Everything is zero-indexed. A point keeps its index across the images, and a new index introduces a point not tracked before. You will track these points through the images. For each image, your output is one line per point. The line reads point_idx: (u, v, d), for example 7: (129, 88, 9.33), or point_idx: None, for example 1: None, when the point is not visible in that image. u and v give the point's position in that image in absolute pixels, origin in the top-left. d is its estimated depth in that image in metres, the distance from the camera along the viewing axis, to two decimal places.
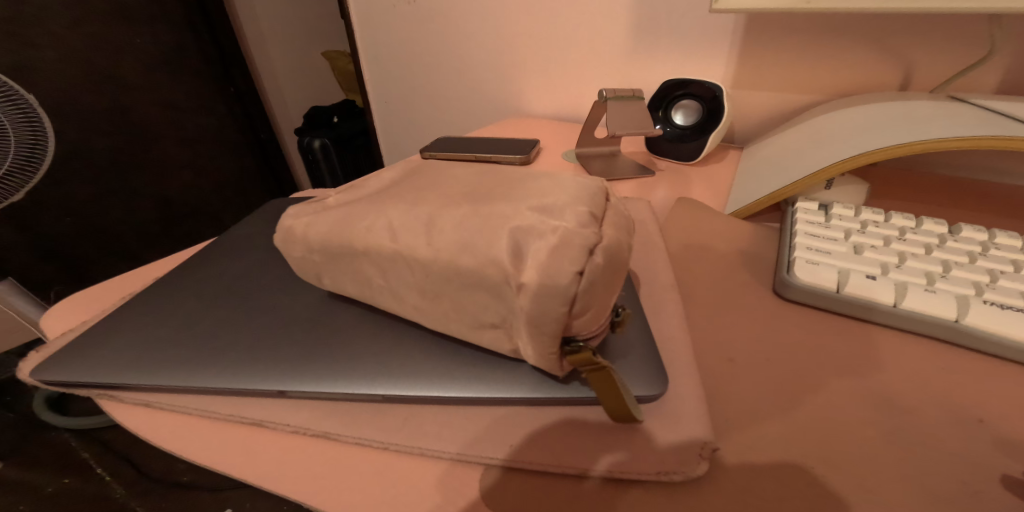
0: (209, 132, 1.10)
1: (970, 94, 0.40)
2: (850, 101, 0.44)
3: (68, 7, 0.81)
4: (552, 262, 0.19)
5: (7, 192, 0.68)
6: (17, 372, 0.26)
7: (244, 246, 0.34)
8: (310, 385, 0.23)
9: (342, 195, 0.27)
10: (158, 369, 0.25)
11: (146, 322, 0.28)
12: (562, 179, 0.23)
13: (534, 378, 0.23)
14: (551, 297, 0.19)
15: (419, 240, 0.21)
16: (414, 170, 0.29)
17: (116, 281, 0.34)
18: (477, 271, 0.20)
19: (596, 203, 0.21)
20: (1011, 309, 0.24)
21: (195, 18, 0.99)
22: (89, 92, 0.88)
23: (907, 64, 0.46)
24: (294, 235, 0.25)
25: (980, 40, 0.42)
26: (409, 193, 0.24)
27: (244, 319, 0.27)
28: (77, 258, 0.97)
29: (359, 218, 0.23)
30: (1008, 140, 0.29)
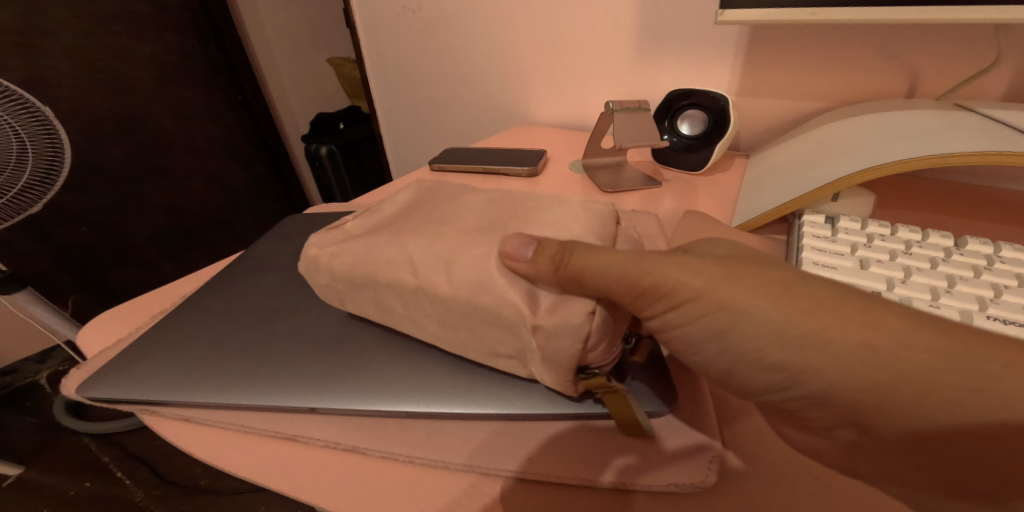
0: (220, 141, 1.12)
1: (976, 103, 0.41)
2: (856, 111, 0.44)
3: (80, 19, 0.83)
4: (565, 304, 0.21)
5: (29, 201, 0.72)
6: (60, 389, 0.27)
7: (264, 263, 0.35)
8: (337, 402, 0.24)
9: (360, 221, 0.28)
10: (194, 385, 0.26)
11: (179, 339, 0.29)
12: (573, 208, 0.24)
13: (551, 397, 0.24)
14: (567, 335, 0.20)
15: (439, 276, 0.22)
16: (426, 192, 0.30)
17: (143, 297, 0.35)
18: (496, 308, 0.21)
19: (606, 235, 0.23)
20: (1014, 324, 0.24)
21: (204, 27, 1.01)
22: (101, 102, 0.90)
23: (912, 72, 0.46)
24: (317, 264, 0.26)
25: (985, 47, 0.42)
26: (426, 223, 0.25)
27: (271, 337, 0.28)
28: (92, 265, 0.99)
29: (379, 249, 0.24)
30: (1010, 156, 0.29)
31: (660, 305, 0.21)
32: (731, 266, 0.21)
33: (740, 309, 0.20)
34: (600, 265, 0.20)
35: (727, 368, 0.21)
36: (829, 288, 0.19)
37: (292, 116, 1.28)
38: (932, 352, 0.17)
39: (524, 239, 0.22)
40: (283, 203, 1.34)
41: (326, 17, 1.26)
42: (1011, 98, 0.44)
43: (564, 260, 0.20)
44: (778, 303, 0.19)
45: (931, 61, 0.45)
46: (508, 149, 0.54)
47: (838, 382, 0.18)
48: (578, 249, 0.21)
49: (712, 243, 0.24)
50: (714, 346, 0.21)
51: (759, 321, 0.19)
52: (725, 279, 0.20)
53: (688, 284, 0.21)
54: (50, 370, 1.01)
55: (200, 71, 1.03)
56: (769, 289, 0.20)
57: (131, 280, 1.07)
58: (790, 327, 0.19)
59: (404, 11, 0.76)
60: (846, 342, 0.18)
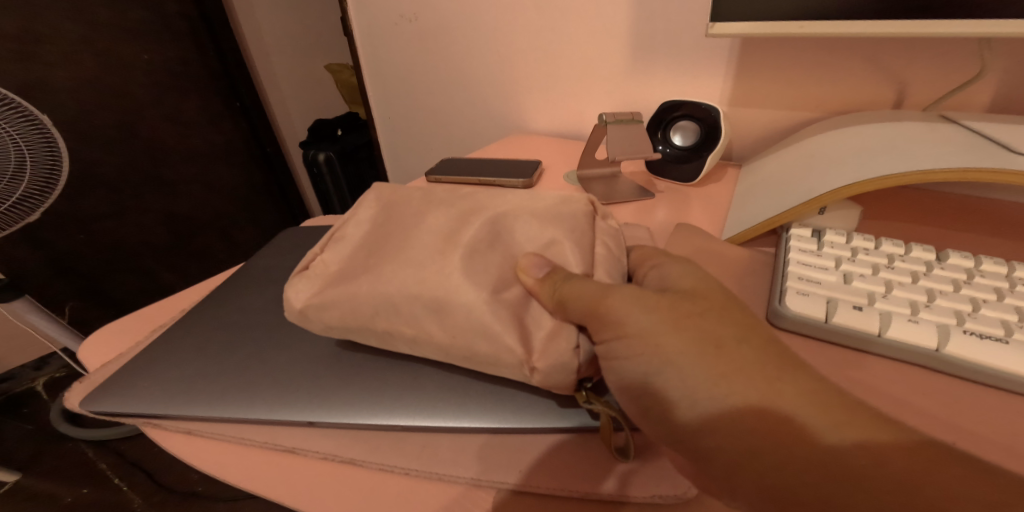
0: (218, 148, 1.12)
1: (961, 114, 0.42)
2: (844, 122, 0.45)
3: (77, 26, 0.84)
4: (553, 346, 0.23)
5: (26, 211, 0.72)
6: (65, 403, 0.28)
7: (263, 275, 0.36)
8: (337, 416, 0.24)
9: (331, 256, 0.28)
10: (196, 399, 0.26)
11: (182, 353, 0.29)
12: (552, 225, 0.28)
13: (547, 409, 0.24)
14: (561, 371, 0.23)
15: (435, 326, 0.24)
16: (387, 211, 0.31)
17: (146, 311, 0.35)
18: (495, 355, 0.23)
19: (585, 255, 0.26)
20: (991, 338, 0.24)
21: (201, 33, 1.01)
22: (98, 108, 0.90)
23: (901, 83, 0.47)
24: (305, 316, 0.27)
25: (970, 60, 0.43)
26: (402, 262, 0.26)
27: (272, 352, 0.28)
28: (89, 273, 0.99)
29: (368, 296, 0.25)
30: (992, 172, 0.30)
31: (606, 332, 0.23)
32: (677, 317, 0.24)
33: (670, 357, 0.23)
34: (582, 290, 0.24)
35: (642, 409, 0.23)
36: (752, 356, 0.23)
37: (290, 123, 1.29)
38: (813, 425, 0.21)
39: (542, 259, 0.26)
40: (281, 210, 1.34)
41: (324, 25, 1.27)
42: (997, 109, 0.45)
43: (558, 289, 0.24)
44: (702, 359, 0.22)
45: (919, 72, 0.46)
46: (503, 159, 0.55)
47: (723, 441, 0.21)
48: (575, 276, 0.24)
49: (681, 272, 0.27)
50: (637, 385, 0.23)
51: (684, 372, 0.22)
52: (667, 327, 0.23)
53: (637, 323, 0.23)
54: (47, 377, 1.01)
55: (199, 78, 1.04)
56: (701, 347, 0.23)
57: (128, 287, 1.07)
58: (708, 381, 0.22)
59: (401, 19, 0.77)
60: (751, 400, 0.21)
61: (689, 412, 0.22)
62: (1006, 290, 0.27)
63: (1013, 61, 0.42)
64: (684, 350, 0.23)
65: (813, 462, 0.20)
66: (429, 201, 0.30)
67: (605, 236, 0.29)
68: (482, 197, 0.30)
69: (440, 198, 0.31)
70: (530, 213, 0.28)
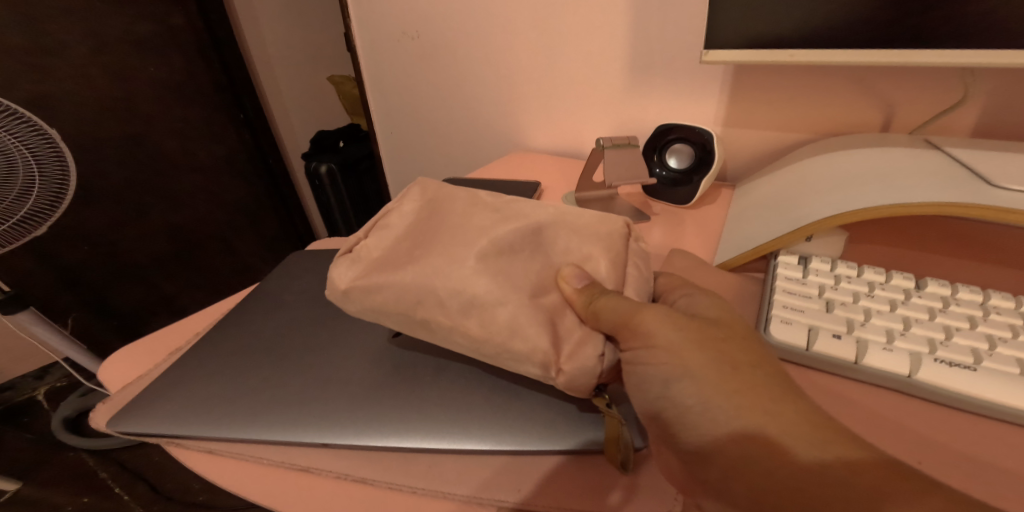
0: (222, 160, 1.14)
1: (945, 139, 0.44)
2: (833, 145, 0.47)
3: (86, 38, 0.86)
4: (581, 351, 0.25)
5: (32, 225, 0.73)
6: (91, 424, 0.29)
7: (273, 298, 0.37)
8: (351, 438, 0.25)
9: (375, 242, 0.29)
10: (217, 420, 0.27)
11: (194, 378, 0.30)
12: (591, 242, 0.29)
13: (551, 431, 0.26)
14: (586, 374, 0.25)
15: (472, 322, 0.26)
16: (432, 207, 0.31)
17: (161, 333, 0.36)
18: (528, 353, 0.25)
19: (620, 270, 0.28)
20: (960, 367, 0.26)
21: (207, 46, 1.03)
22: (104, 119, 0.92)
23: (889, 107, 0.49)
24: (348, 296, 0.28)
25: (953, 87, 0.45)
26: (446, 257, 0.27)
27: (288, 374, 0.29)
28: (92, 283, 1.01)
29: (410, 288, 0.27)
30: (967, 208, 0.31)
31: (635, 342, 0.25)
32: (703, 336, 0.26)
33: (692, 368, 0.25)
34: (615, 304, 0.25)
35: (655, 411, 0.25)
36: (769, 377, 0.25)
37: (292, 135, 1.32)
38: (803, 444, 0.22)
39: (583, 272, 0.27)
40: (282, 222, 1.34)
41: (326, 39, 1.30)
42: (978, 132, 0.47)
43: (592, 301, 0.25)
44: (723, 374, 0.24)
45: (904, 97, 0.48)
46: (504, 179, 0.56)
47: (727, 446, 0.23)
48: (608, 293, 0.26)
49: (710, 301, 0.29)
50: (657, 389, 0.25)
51: (701, 383, 0.24)
52: (695, 342, 0.26)
53: (664, 335, 0.25)
54: (49, 387, 1.01)
55: (203, 91, 1.06)
56: (720, 365, 0.25)
57: (130, 297, 1.08)
58: (722, 393, 0.24)
59: (405, 37, 0.79)
60: (758, 416, 0.23)
61: (699, 417, 0.24)
62: (978, 318, 0.29)
63: (991, 87, 0.44)
64: (707, 365, 0.25)
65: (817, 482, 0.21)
66: (474, 203, 0.31)
67: (637, 256, 0.29)
68: (527, 206, 0.30)
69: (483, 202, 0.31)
70: (573, 225, 0.29)
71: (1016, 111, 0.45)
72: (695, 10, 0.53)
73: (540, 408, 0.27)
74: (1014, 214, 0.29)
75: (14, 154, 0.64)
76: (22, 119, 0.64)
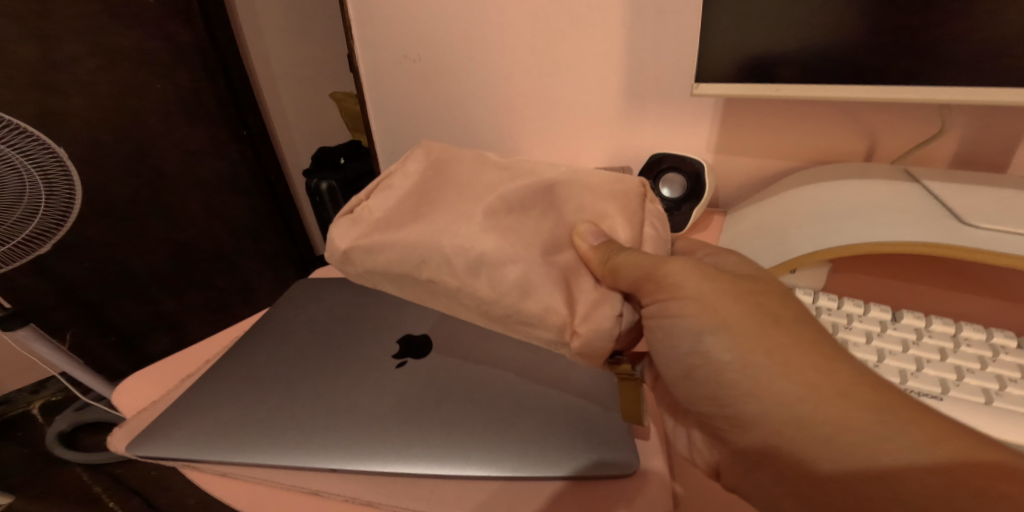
0: (225, 176, 1.15)
1: (925, 171, 0.46)
2: (819, 174, 0.49)
3: (95, 57, 0.87)
4: (595, 310, 0.30)
5: (36, 243, 0.75)
6: (110, 447, 0.33)
7: (280, 334, 0.41)
8: (354, 464, 0.30)
9: (376, 204, 0.35)
10: (233, 447, 0.31)
11: (213, 407, 0.35)
12: (607, 201, 0.33)
13: (529, 457, 0.30)
14: (600, 333, 0.30)
15: (483, 284, 0.31)
16: (437, 167, 0.36)
17: (170, 360, 0.40)
18: (545, 312, 0.30)
19: (637, 231, 0.32)
20: (926, 396, 0.29)
21: (213, 64, 1.05)
22: (110, 136, 0.94)
23: (872, 136, 0.51)
24: (350, 255, 0.34)
25: (930, 120, 0.48)
26: (454, 215, 0.32)
27: (298, 407, 0.34)
28: (92, 300, 1.03)
29: (411, 245, 0.32)
30: (935, 247, 0.33)
31: (662, 293, 0.30)
32: (743, 294, 0.30)
33: (732, 327, 0.29)
34: (632, 261, 0.29)
35: (693, 365, 0.31)
36: (807, 337, 0.28)
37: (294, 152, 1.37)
38: (842, 408, 0.26)
39: (599, 230, 0.32)
40: (281, 238, 1.34)
41: (329, 57, 1.34)
42: (960, 161, 0.49)
43: (611, 257, 0.30)
44: (764, 334, 0.28)
45: (886, 128, 0.50)
46: None
47: (772, 407, 0.27)
48: (626, 250, 0.30)
49: (738, 261, 0.34)
50: (692, 346, 0.30)
51: (737, 339, 0.29)
52: (733, 300, 0.30)
53: (696, 293, 0.30)
54: (44, 401, 1.01)
55: (209, 107, 1.07)
56: (760, 319, 0.29)
57: (129, 312, 1.10)
58: (763, 351, 0.28)
59: (406, 60, 0.81)
60: (801, 374, 0.27)
61: (739, 375, 0.29)
62: (951, 352, 0.32)
63: (967, 119, 0.46)
64: (745, 324, 0.29)
65: (849, 433, 0.25)
66: (481, 164, 0.35)
67: (654, 216, 0.34)
68: (537, 166, 0.34)
69: (493, 163, 0.35)
70: (584, 185, 0.34)
71: (998, 143, 0.46)
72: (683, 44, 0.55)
73: (519, 439, 0.31)
74: (985, 254, 0.32)
75: (25, 176, 0.66)
76: (38, 143, 0.67)
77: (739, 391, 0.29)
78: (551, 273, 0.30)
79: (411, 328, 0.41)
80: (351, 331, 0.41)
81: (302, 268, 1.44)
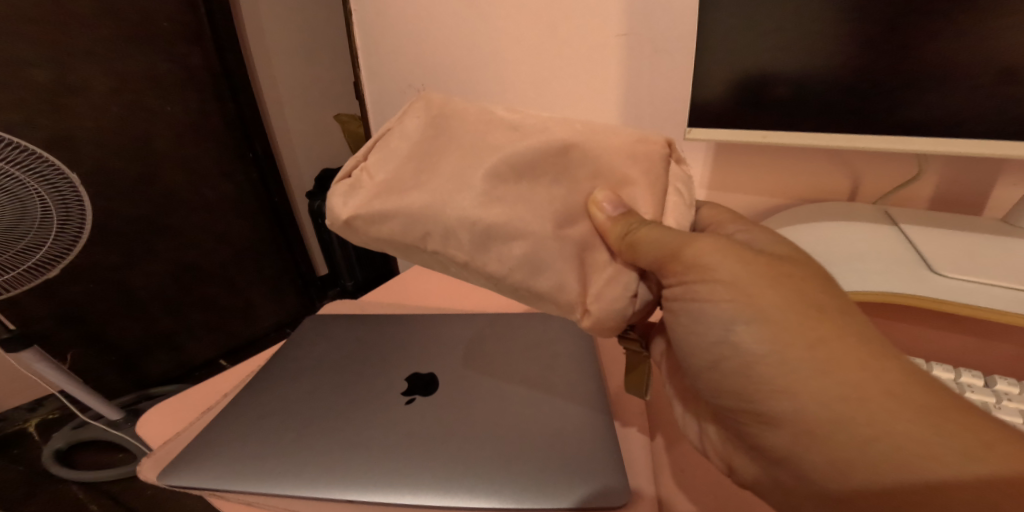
0: (229, 198, 1.17)
1: (903, 212, 0.49)
2: (808, 212, 0.53)
3: (109, 81, 0.91)
4: (608, 291, 0.31)
5: (44, 268, 0.78)
6: (142, 477, 0.35)
7: (294, 369, 0.43)
8: (371, 496, 0.31)
9: (375, 168, 0.33)
10: (256, 477, 0.33)
11: (229, 441, 0.36)
12: (628, 166, 0.31)
13: (539, 488, 0.31)
14: (613, 313, 0.30)
15: (490, 260, 0.31)
16: (438, 123, 0.33)
17: (193, 395, 0.44)
18: (557, 289, 0.30)
19: (659, 202, 0.31)
20: None
21: (222, 87, 1.09)
22: (121, 158, 0.97)
23: (856, 177, 0.54)
24: (350, 225, 0.33)
25: (908, 164, 0.51)
26: (456, 183, 0.31)
27: (316, 439, 0.35)
28: (95, 321, 1.03)
29: (415, 216, 0.31)
30: (911, 298, 0.37)
31: (690, 275, 0.29)
32: (777, 273, 0.29)
33: (768, 311, 0.28)
34: (654, 236, 0.28)
35: (721, 355, 0.30)
36: (855, 329, 0.27)
37: (298, 173, 1.40)
38: (889, 408, 0.24)
39: (617, 200, 0.31)
40: (282, 258, 1.35)
41: (333, 80, 1.39)
42: (938, 202, 0.52)
43: (633, 232, 0.28)
44: (805, 322, 0.27)
45: (868, 169, 0.53)
46: None
47: (814, 406, 0.26)
48: (647, 224, 0.29)
49: (769, 238, 0.33)
50: (721, 332, 0.29)
51: (767, 327, 0.28)
52: (771, 281, 0.28)
53: (729, 274, 0.29)
54: (41, 418, 1.02)
55: (217, 130, 1.10)
56: (802, 307, 0.27)
57: (131, 334, 1.10)
58: (804, 344, 0.26)
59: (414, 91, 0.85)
60: (844, 371, 0.25)
61: (774, 369, 0.27)
62: None
63: (944, 163, 0.49)
64: (783, 307, 0.27)
65: (901, 441, 0.24)
66: (487, 121, 0.32)
67: (678, 180, 0.33)
68: (550, 124, 0.31)
69: (500, 120, 0.32)
70: (601, 148, 0.31)
71: (976, 187, 0.49)
72: (680, 79, 0.56)
73: (531, 471, 0.32)
74: (952, 305, 0.36)
75: (36, 207, 0.70)
76: (53, 177, 0.71)
77: (772, 387, 0.27)
78: (564, 249, 0.30)
79: (420, 366, 0.42)
80: (363, 368, 0.42)
81: (302, 290, 1.44)
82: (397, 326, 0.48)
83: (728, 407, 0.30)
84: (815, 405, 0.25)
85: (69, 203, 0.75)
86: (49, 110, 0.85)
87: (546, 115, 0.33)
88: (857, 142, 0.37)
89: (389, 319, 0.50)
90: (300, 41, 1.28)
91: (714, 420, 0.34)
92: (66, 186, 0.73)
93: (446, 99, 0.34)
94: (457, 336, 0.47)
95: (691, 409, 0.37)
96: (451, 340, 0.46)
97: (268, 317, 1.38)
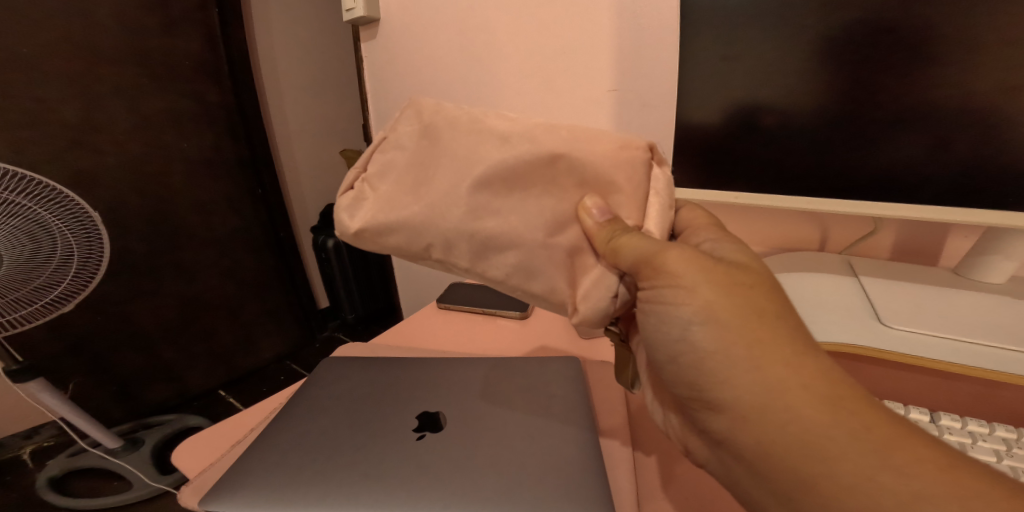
0: (237, 230, 1.22)
1: (865, 263, 0.55)
2: (788, 260, 0.58)
3: (131, 118, 0.97)
4: (594, 290, 0.35)
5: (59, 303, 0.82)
6: (183, 504, 0.38)
7: (315, 406, 0.46)
8: None
9: (378, 183, 0.38)
10: (279, 501, 0.36)
11: (257, 472, 0.39)
12: (614, 173, 0.35)
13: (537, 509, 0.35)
14: (598, 309, 0.35)
15: (490, 268, 0.36)
16: (429, 132, 0.37)
17: (223, 430, 0.47)
18: (549, 292, 0.36)
19: (640, 208, 0.35)
20: None
21: (235, 123, 1.16)
22: (138, 192, 1.02)
23: (823, 231, 0.61)
24: (359, 236, 0.38)
25: (864, 221, 0.58)
26: (453, 197, 0.35)
27: (334, 471, 0.39)
28: (98, 352, 1.05)
29: (417, 230, 0.36)
30: (864, 348, 0.42)
31: (659, 279, 0.33)
32: (732, 278, 0.33)
33: (721, 314, 0.31)
34: (634, 243, 0.32)
35: (680, 351, 0.33)
36: (786, 327, 0.31)
37: (303, 205, 1.46)
38: (805, 401, 0.28)
39: (604, 207, 0.35)
40: (285, 290, 1.39)
41: (340, 116, 1.48)
42: (898, 252, 0.58)
43: (614, 239, 0.32)
44: (748, 323, 0.31)
45: (833, 222, 0.60)
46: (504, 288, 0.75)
47: (745, 397, 0.30)
48: (629, 233, 0.33)
49: (731, 247, 0.36)
50: (680, 332, 0.33)
51: (718, 328, 0.31)
52: (725, 286, 0.32)
53: (687, 278, 0.32)
54: (35, 446, 1.03)
55: (228, 164, 1.17)
56: (746, 312, 0.31)
57: (132, 364, 1.11)
58: (745, 342, 0.30)
59: None
60: (773, 367, 0.29)
61: (718, 364, 0.31)
62: (970, 447, 0.40)
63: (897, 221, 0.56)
64: (735, 308, 0.31)
65: (812, 430, 0.28)
66: (477, 131, 0.36)
67: (658, 182, 0.36)
68: (538, 134, 0.35)
69: (489, 128, 0.36)
70: (589, 157, 0.34)
71: (930, 241, 0.55)
72: (658, 133, 0.63)
73: (530, 495, 0.36)
74: (894, 354, 0.41)
75: (57, 241, 0.74)
76: (81, 217, 0.76)
77: (715, 379, 0.31)
78: (553, 255, 0.35)
79: (429, 404, 0.46)
80: (375, 405, 0.46)
81: (303, 322, 1.47)
82: (409, 366, 0.53)
83: (683, 396, 0.34)
84: (745, 395, 0.30)
85: (92, 246, 0.80)
86: (75, 147, 0.91)
87: (536, 122, 0.36)
88: (811, 204, 0.45)
89: (402, 361, 0.54)
90: (311, 80, 1.37)
91: (674, 408, 0.38)
92: (92, 228, 0.78)
93: (436, 105, 0.38)
94: (465, 376, 0.51)
95: (658, 397, 0.41)
96: (458, 381, 0.50)
97: (269, 349, 1.40)
